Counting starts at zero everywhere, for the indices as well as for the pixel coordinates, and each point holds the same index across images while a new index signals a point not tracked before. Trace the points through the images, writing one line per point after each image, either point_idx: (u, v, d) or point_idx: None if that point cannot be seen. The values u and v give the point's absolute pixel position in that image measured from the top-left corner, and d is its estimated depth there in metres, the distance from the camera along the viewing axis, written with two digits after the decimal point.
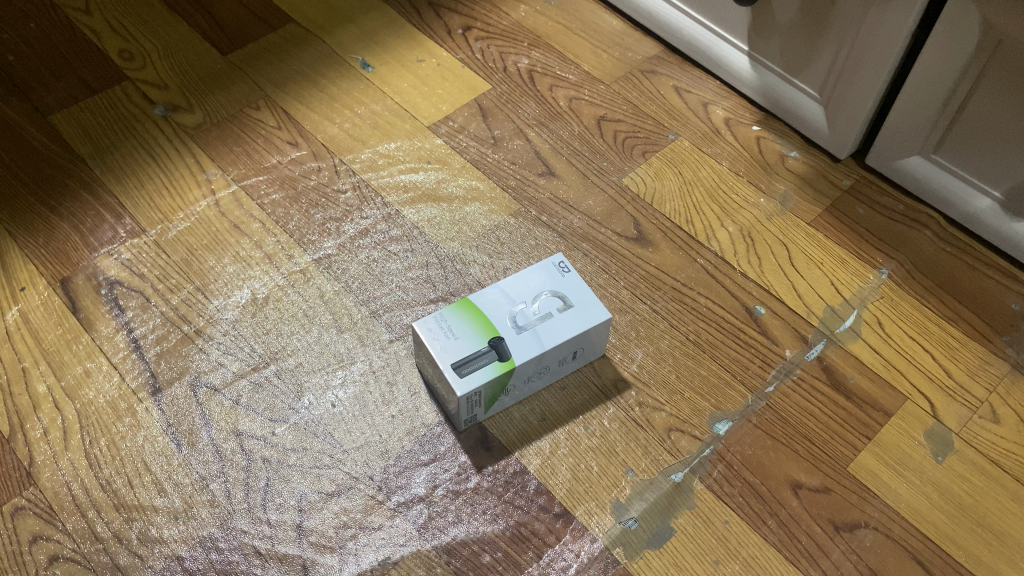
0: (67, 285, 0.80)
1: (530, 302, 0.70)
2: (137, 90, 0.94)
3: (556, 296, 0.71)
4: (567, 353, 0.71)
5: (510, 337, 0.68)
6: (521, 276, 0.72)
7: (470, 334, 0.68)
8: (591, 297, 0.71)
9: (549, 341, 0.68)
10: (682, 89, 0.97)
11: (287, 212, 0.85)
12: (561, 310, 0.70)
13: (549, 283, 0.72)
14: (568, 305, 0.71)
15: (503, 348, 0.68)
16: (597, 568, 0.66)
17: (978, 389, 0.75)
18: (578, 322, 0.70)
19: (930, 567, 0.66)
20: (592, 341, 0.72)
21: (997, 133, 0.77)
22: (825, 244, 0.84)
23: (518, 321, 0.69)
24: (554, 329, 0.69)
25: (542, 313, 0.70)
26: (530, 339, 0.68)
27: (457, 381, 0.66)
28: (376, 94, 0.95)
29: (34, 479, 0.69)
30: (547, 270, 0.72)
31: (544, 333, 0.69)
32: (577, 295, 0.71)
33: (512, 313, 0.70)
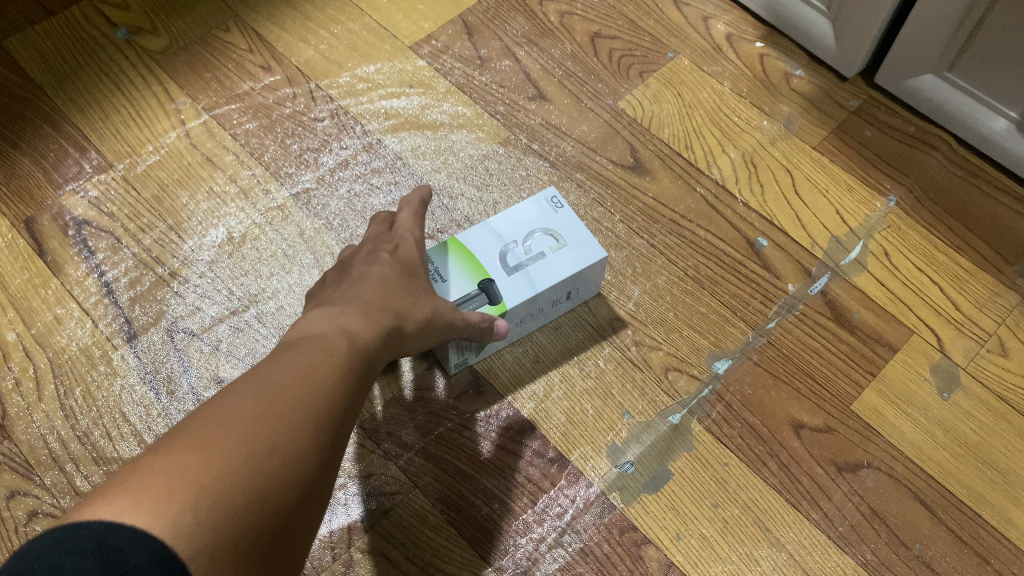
0: (32, 226, 0.75)
1: (521, 241, 0.67)
2: (96, 12, 0.87)
3: (549, 234, 0.67)
4: (561, 294, 0.68)
5: (499, 279, 0.65)
6: (511, 213, 0.68)
7: (458, 277, 0.65)
8: (586, 236, 0.67)
9: (542, 283, 0.65)
10: (681, 3, 0.90)
11: (262, 143, 0.80)
12: (553, 249, 0.66)
13: (541, 220, 0.68)
14: (562, 243, 0.67)
15: (493, 291, 0.64)
16: (593, 513, 0.64)
17: (986, 322, 0.72)
18: (573, 263, 0.66)
19: (933, 506, 0.65)
20: (587, 281, 0.69)
21: (1016, 51, 0.71)
22: (830, 170, 0.80)
23: (508, 262, 0.66)
24: (547, 271, 0.65)
25: (534, 252, 0.66)
26: (521, 281, 0.65)
27: None
28: (352, 12, 0.88)
29: (8, 433, 0.66)
30: (539, 206, 0.68)
31: (536, 275, 0.65)
32: (571, 232, 0.67)
33: (502, 253, 0.66)
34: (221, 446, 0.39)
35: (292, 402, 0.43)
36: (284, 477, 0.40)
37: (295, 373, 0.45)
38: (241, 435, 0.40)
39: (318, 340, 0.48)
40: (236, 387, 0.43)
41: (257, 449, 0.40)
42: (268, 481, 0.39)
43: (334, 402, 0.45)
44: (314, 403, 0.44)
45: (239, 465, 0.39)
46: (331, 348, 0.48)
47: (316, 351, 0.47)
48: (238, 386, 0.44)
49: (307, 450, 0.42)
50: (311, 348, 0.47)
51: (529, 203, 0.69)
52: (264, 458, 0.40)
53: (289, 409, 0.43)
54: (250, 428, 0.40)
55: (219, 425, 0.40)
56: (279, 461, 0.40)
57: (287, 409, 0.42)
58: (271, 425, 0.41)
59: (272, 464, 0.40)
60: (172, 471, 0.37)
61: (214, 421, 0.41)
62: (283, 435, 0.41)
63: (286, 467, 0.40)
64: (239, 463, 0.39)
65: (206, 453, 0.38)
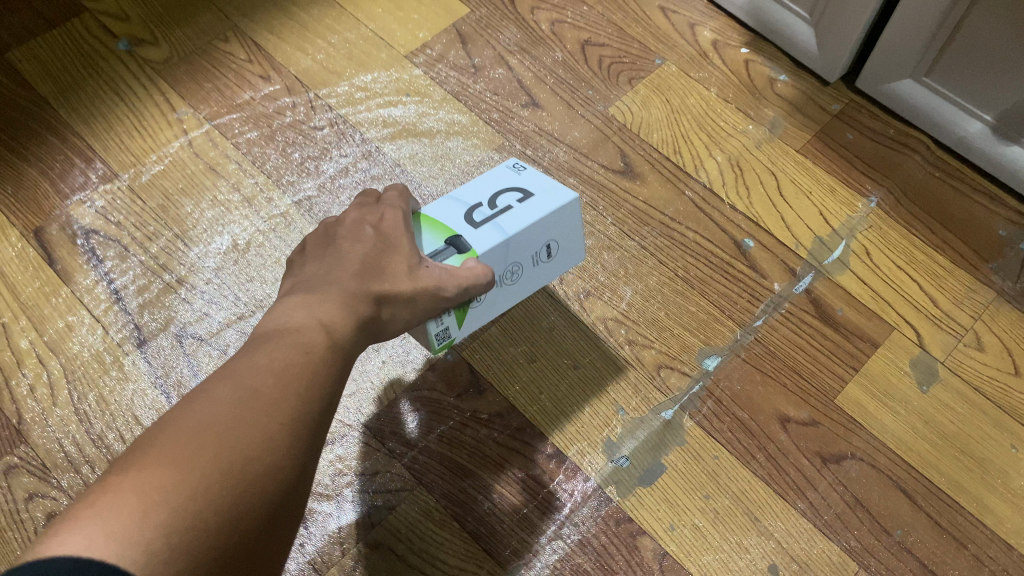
0: (41, 236, 0.78)
1: (486, 200, 0.62)
2: (97, 23, 0.89)
3: (514, 188, 0.63)
4: (537, 247, 0.63)
5: (467, 232, 0.59)
6: (475, 180, 0.64)
7: (423, 239, 0.59)
8: (551, 184, 0.63)
9: (511, 229, 0.60)
10: (668, 10, 0.93)
11: (263, 151, 0.83)
12: (519, 200, 0.62)
13: (506, 180, 0.64)
14: (529, 195, 0.62)
15: (461, 243, 0.59)
16: (591, 506, 0.67)
17: (962, 317, 0.75)
18: (541, 207, 0.61)
19: (914, 494, 0.68)
20: (563, 232, 0.64)
21: (991, 57, 0.74)
22: (814, 172, 0.83)
23: (474, 217, 0.61)
24: (516, 217, 0.60)
25: (500, 207, 0.61)
26: (491, 231, 0.60)
27: None
28: (349, 21, 0.91)
29: (25, 437, 0.69)
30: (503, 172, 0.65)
31: (505, 224, 0.60)
32: (537, 184, 0.63)
33: (466, 211, 0.61)
34: (194, 462, 0.37)
35: (269, 410, 0.41)
36: (262, 491, 0.39)
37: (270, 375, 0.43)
38: (215, 448, 0.38)
39: (293, 334, 0.46)
40: (208, 391, 0.42)
41: (232, 464, 0.38)
42: (242, 498, 0.38)
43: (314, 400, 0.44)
44: (288, 403, 0.42)
45: (213, 484, 0.37)
46: (307, 340, 0.46)
47: (292, 344, 0.45)
48: (211, 389, 0.42)
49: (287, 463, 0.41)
50: (283, 343, 0.45)
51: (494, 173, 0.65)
52: (239, 472, 0.38)
53: (265, 414, 0.41)
54: (224, 444, 0.39)
55: (191, 437, 0.38)
56: (254, 476, 0.39)
57: (263, 417, 0.41)
58: (246, 434, 0.40)
59: (247, 479, 0.38)
60: (142, 492, 0.35)
61: (188, 433, 0.39)
62: (259, 443, 0.40)
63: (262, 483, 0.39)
64: (214, 483, 0.37)
65: (180, 470, 0.37)
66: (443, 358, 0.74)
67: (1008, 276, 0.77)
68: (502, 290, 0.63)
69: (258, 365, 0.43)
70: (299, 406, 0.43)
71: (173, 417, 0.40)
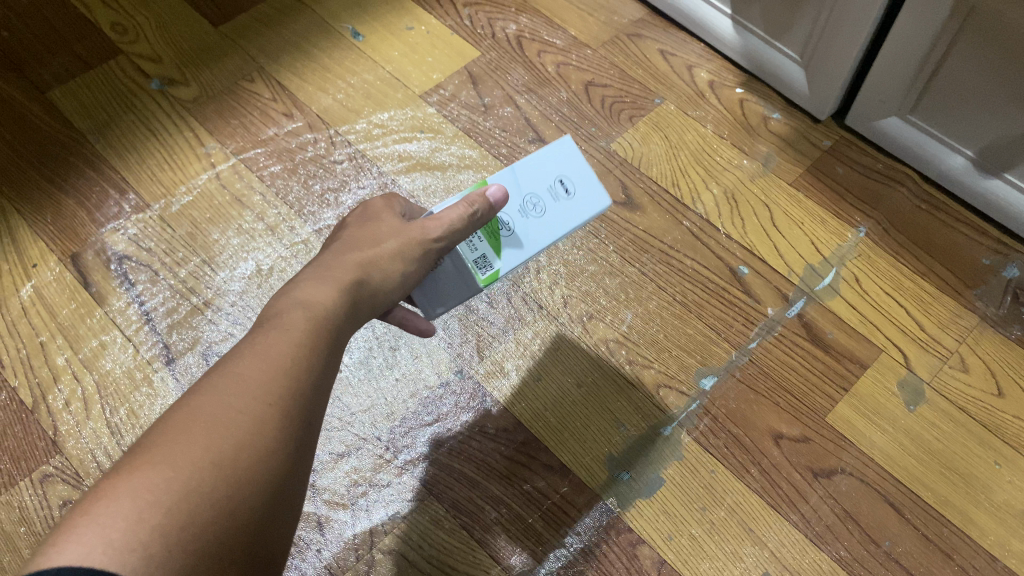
0: (77, 261, 0.83)
1: None
2: (132, 64, 0.95)
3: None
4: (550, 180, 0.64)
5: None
6: None
7: None
8: None
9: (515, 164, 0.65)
10: (667, 53, 0.99)
11: (286, 184, 0.88)
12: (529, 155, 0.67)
13: None
14: None
15: None
16: (593, 516, 0.71)
17: (947, 340, 0.79)
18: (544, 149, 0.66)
19: (901, 508, 0.71)
20: (574, 168, 0.65)
21: (969, 96, 0.78)
22: (806, 204, 0.88)
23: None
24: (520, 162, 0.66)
25: None
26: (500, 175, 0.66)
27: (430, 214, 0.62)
28: (367, 63, 0.97)
29: (60, 448, 0.73)
30: None
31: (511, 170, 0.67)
32: None
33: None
34: (184, 460, 0.41)
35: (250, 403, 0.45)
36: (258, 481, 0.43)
37: (250, 373, 0.47)
38: (203, 446, 0.42)
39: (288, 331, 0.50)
40: (196, 395, 0.45)
41: (221, 457, 0.42)
42: (235, 484, 0.42)
43: (294, 388, 0.48)
44: (270, 393, 0.46)
45: (204, 479, 0.41)
46: (287, 334, 0.50)
47: (271, 340, 0.49)
48: (196, 395, 0.46)
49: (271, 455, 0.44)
50: (264, 341, 0.49)
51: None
52: (229, 464, 0.42)
53: (249, 408, 0.45)
54: (209, 441, 0.42)
55: (180, 439, 0.42)
56: (244, 465, 0.43)
57: (247, 409, 0.45)
58: (230, 433, 0.43)
59: (238, 469, 0.42)
60: (137, 492, 0.39)
61: (177, 435, 0.43)
62: (245, 436, 0.43)
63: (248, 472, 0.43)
64: (204, 476, 0.41)
65: (172, 469, 0.40)
66: (454, 376, 0.78)
67: (991, 301, 0.81)
68: (528, 220, 0.63)
69: (241, 365, 0.47)
70: (281, 395, 0.47)
71: (162, 426, 0.43)
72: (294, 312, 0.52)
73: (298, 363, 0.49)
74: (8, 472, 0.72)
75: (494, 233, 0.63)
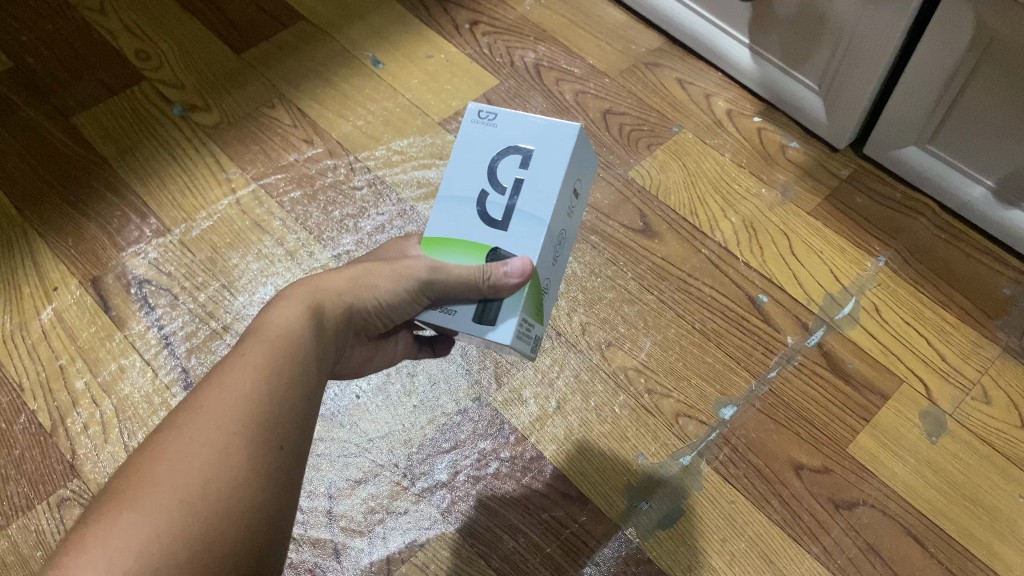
0: (98, 285, 0.83)
1: (497, 185, 0.61)
2: (155, 90, 0.96)
3: (512, 153, 0.62)
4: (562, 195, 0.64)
5: (504, 241, 0.59)
6: (466, 165, 0.62)
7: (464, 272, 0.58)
8: (541, 127, 0.62)
9: (538, 208, 0.59)
10: (685, 82, 0.99)
11: (306, 210, 0.88)
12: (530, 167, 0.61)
13: (500, 147, 0.62)
14: (530, 153, 0.61)
15: (508, 256, 0.58)
16: (611, 546, 0.70)
17: (970, 371, 0.78)
18: (549, 161, 0.61)
19: (925, 542, 0.70)
20: (574, 168, 0.64)
21: (988, 126, 0.78)
22: (824, 233, 0.88)
23: (495, 214, 0.60)
24: (536, 197, 0.59)
25: (512, 182, 0.60)
26: (523, 222, 0.59)
27: (493, 333, 0.56)
28: (387, 91, 0.98)
29: (78, 472, 0.73)
30: (483, 136, 0.63)
31: (524, 205, 0.59)
32: (529, 135, 0.62)
33: (481, 208, 0.60)
34: (152, 505, 0.42)
35: (219, 421, 0.46)
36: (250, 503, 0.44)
37: (218, 393, 0.47)
38: (169, 485, 0.43)
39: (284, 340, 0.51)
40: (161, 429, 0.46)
41: (188, 494, 0.43)
42: (206, 519, 0.42)
43: (262, 410, 0.47)
44: (233, 419, 0.46)
45: (174, 520, 0.42)
46: (250, 357, 0.49)
47: (236, 366, 0.49)
48: (170, 427, 0.46)
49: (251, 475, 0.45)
50: (228, 370, 0.49)
51: (463, 136, 0.63)
52: (198, 500, 0.43)
53: (212, 440, 0.45)
54: (177, 477, 0.43)
55: (146, 482, 0.43)
56: (213, 498, 0.43)
57: (209, 439, 0.45)
58: (197, 462, 0.44)
59: (208, 503, 0.43)
60: (106, 544, 0.40)
61: (144, 478, 0.43)
62: (210, 470, 0.44)
63: (224, 498, 0.43)
64: (174, 517, 0.42)
65: (139, 515, 0.41)
66: (471, 403, 0.78)
67: (1014, 332, 0.80)
68: (550, 263, 0.65)
69: (205, 396, 0.47)
70: (245, 419, 0.46)
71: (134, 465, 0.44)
72: (263, 331, 0.51)
73: (265, 382, 0.48)
74: (25, 496, 0.72)
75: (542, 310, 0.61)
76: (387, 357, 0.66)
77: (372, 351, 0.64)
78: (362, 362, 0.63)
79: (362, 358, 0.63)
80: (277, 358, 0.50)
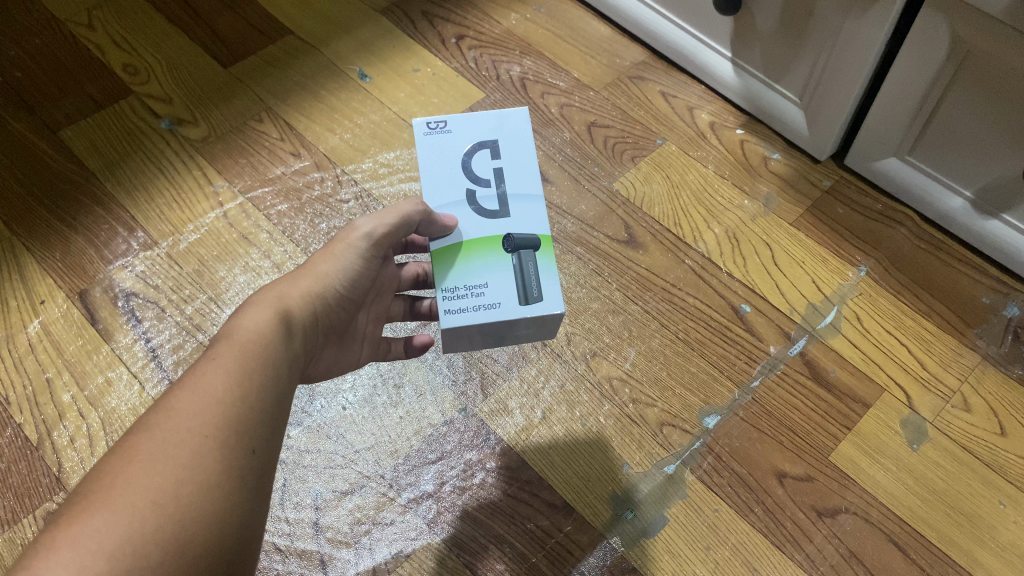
0: (85, 298, 0.84)
1: (480, 178, 0.65)
2: (143, 104, 0.97)
3: (480, 148, 0.66)
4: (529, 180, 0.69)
5: (512, 226, 0.63)
6: (438, 170, 0.65)
7: (495, 271, 0.63)
8: (493, 120, 0.67)
9: (527, 188, 0.65)
10: (669, 94, 1.01)
11: (293, 222, 0.89)
12: (501, 155, 0.66)
13: (463, 144, 0.66)
14: (495, 145, 0.66)
15: (527, 242, 0.63)
16: (597, 555, 0.71)
17: (950, 379, 0.79)
18: (516, 147, 0.66)
19: (906, 548, 0.71)
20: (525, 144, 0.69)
21: (964, 138, 0.80)
22: (806, 243, 0.89)
23: (492, 207, 0.64)
24: (520, 180, 0.65)
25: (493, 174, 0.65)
26: (523, 207, 0.64)
27: (550, 305, 0.62)
28: (374, 104, 0.98)
29: (64, 485, 0.73)
30: (441, 139, 0.66)
31: (514, 189, 0.65)
32: (485, 129, 0.66)
33: (475, 205, 0.64)
34: (124, 504, 0.43)
35: (192, 424, 0.47)
36: (217, 514, 0.45)
37: (189, 398, 0.49)
38: (142, 486, 0.44)
39: (252, 347, 0.53)
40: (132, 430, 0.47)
41: (162, 496, 0.44)
42: (180, 522, 0.43)
43: (235, 417, 0.49)
44: (207, 423, 0.48)
45: (146, 522, 0.42)
46: (223, 362, 0.51)
47: (208, 370, 0.51)
48: (140, 432, 0.47)
49: (225, 482, 0.46)
50: (201, 374, 0.50)
51: (421, 152, 0.66)
52: (171, 501, 0.44)
53: (185, 442, 0.46)
54: (149, 478, 0.44)
55: (118, 483, 0.44)
56: (187, 502, 0.44)
57: (184, 443, 0.46)
58: (170, 463, 0.45)
59: (181, 507, 0.44)
60: (78, 544, 0.41)
61: (117, 478, 0.44)
62: (184, 472, 0.45)
63: (197, 500, 0.45)
64: (147, 517, 0.43)
65: (113, 515, 0.42)
66: (458, 414, 0.79)
67: (993, 341, 0.81)
68: None
69: (177, 400, 0.49)
70: (219, 424, 0.48)
71: (106, 469, 0.45)
72: (235, 335, 0.54)
73: (237, 389, 0.50)
74: (11, 509, 0.72)
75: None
76: (353, 357, 0.69)
77: (339, 352, 0.66)
78: (332, 362, 0.66)
79: (331, 360, 0.66)
80: (250, 365, 0.52)
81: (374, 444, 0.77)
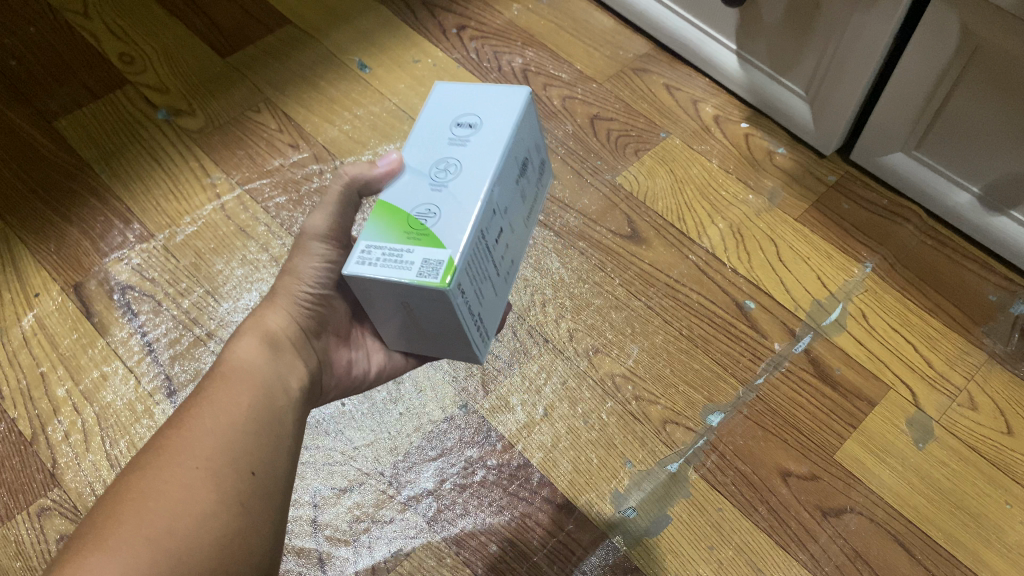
0: (80, 292, 0.82)
1: None
2: (139, 94, 0.96)
3: None
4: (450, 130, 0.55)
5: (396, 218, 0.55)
6: None
7: None
8: None
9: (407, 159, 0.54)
10: (673, 87, 0.99)
11: (291, 214, 0.88)
12: (446, 127, 0.54)
13: None
14: None
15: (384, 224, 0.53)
16: (599, 554, 0.70)
17: (956, 377, 0.78)
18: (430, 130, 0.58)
19: (913, 550, 0.70)
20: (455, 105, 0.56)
21: (975, 134, 0.78)
22: (812, 240, 0.88)
23: None
24: (424, 153, 0.54)
25: None
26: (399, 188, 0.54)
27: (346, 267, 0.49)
28: (374, 95, 0.97)
29: (58, 481, 0.72)
30: None
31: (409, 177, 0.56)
32: None
33: None
34: (120, 543, 0.43)
35: (182, 459, 0.48)
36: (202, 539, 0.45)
37: (181, 435, 0.50)
38: (135, 522, 0.44)
39: (242, 378, 0.55)
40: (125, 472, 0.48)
41: (157, 531, 0.44)
42: (177, 556, 0.44)
43: (226, 445, 0.50)
44: (200, 456, 0.49)
45: (142, 556, 0.43)
46: (215, 399, 0.53)
47: (199, 408, 0.52)
48: (134, 472, 0.48)
49: (217, 509, 0.47)
50: (190, 411, 0.52)
51: None
52: (166, 535, 0.44)
53: (177, 476, 0.47)
54: (145, 514, 0.45)
55: (111, 522, 0.45)
56: (182, 534, 0.45)
57: (176, 476, 0.47)
58: (163, 498, 0.46)
59: (176, 540, 0.44)
60: None
61: (110, 517, 0.45)
62: (178, 505, 0.46)
63: (192, 530, 0.45)
64: (141, 552, 0.43)
65: (105, 555, 0.43)
66: (458, 411, 0.78)
67: (1000, 339, 0.80)
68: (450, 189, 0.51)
69: (169, 437, 0.50)
70: (213, 454, 0.49)
71: (100, 511, 0.46)
72: (221, 370, 0.56)
73: (228, 419, 0.52)
74: (6, 505, 0.71)
75: (422, 233, 0.49)
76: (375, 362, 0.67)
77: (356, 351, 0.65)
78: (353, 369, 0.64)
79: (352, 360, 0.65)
80: (239, 392, 0.54)
81: (373, 440, 0.76)
